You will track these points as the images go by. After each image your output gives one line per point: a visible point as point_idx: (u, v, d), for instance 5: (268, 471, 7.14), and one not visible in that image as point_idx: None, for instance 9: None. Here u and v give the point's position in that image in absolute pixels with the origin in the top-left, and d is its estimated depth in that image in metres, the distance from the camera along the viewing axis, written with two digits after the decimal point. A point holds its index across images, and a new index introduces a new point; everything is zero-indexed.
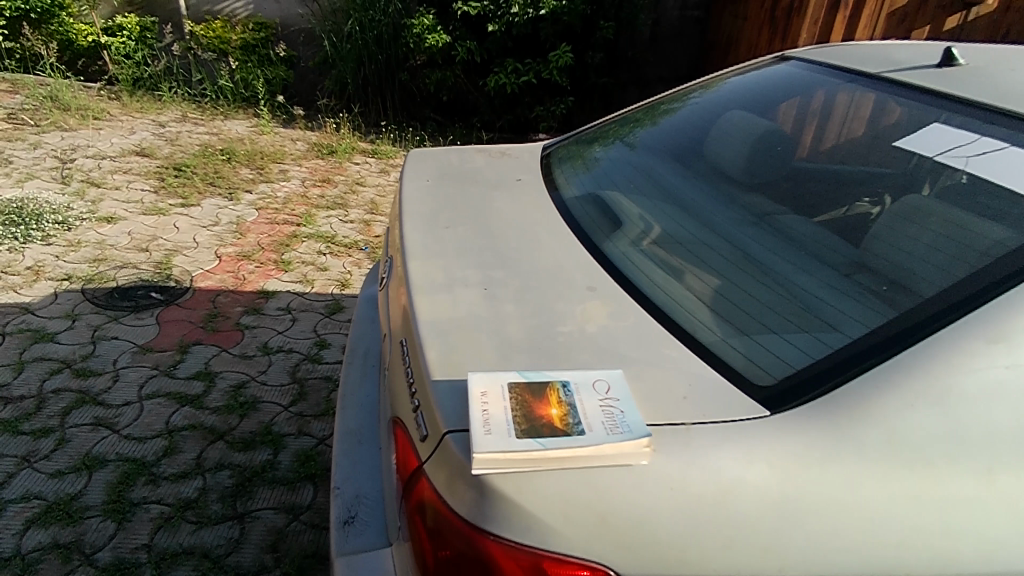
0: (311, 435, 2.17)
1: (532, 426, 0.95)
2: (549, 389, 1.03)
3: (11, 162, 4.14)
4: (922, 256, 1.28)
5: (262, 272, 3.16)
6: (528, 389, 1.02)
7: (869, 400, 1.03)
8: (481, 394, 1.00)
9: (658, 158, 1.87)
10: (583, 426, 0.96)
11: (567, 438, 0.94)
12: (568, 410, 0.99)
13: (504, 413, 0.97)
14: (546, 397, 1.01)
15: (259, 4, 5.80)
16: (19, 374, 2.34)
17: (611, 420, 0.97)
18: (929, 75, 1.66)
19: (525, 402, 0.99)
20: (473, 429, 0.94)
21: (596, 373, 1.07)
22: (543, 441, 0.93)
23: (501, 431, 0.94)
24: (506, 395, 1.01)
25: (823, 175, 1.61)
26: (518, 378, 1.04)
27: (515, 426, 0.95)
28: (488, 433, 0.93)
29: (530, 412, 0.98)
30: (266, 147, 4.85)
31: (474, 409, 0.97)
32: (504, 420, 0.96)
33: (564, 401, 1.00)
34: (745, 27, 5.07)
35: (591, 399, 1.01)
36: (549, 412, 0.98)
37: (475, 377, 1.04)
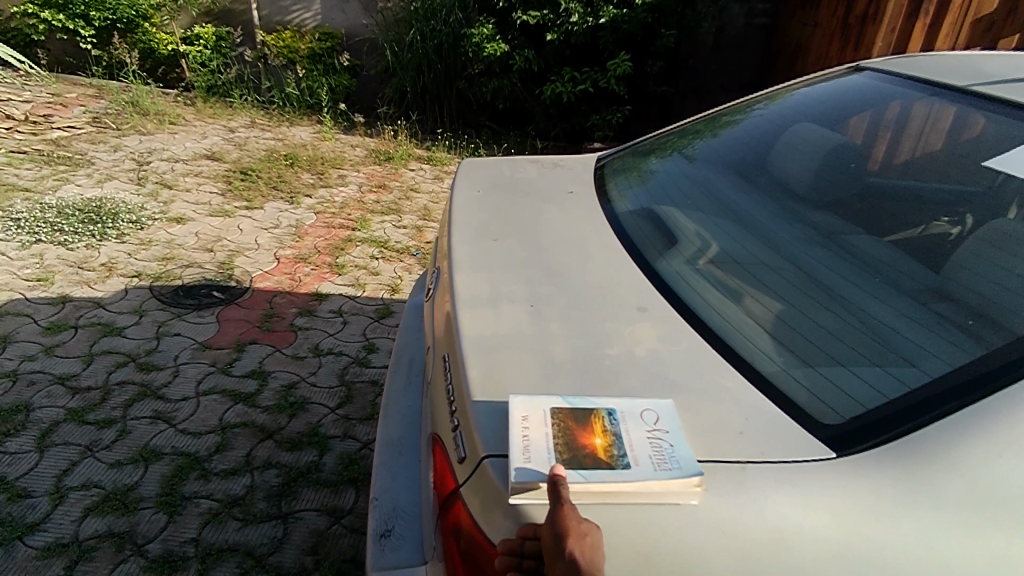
0: (355, 439, 2.19)
1: (574, 457, 0.92)
2: (593, 416, 0.98)
3: (93, 164, 4.40)
4: (1012, 288, 1.17)
5: (317, 274, 3.24)
6: (572, 415, 0.98)
7: (948, 445, 0.94)
8: (522, 418, 0.98)
9: (717, 172, 1.80)
10: (628, 460, 0.92)
11: (609, 473, 0.90)
12: (613, 441, 0.95)
13: (546, 440, 0.94)
14: (590, 425, 0.97)
15: (326, 15, 6.00)
16: (88, 366, 2.46)
17: (661, 455, 0.93)
18: (1020, 89, 1.54)
19: (568, 430, 0.96)
20: (512, 455, 0.92)
21: (643, 403, 1.02)
22: (586, 475, 0.89)
23: (541, 462, 0.91)
24: (548, 420, 0.97)
25: (898, 195, 1.51)
26: (562, 403, 1.01)
27: (556, 456, 0.92)
28: (527, 461, 0.91)
29: (575, 441, 0.94)
30: (327, 152, 4.99)
31: (514, 433, 0.95)
32: (545, 449, 0.93)
33: (609, 430, 0.96)
34: (816, 35, 4.87)
35: (638, 429, 0.97)
36: (593, 441, 0.94)
37: (516, 400, 1.01)
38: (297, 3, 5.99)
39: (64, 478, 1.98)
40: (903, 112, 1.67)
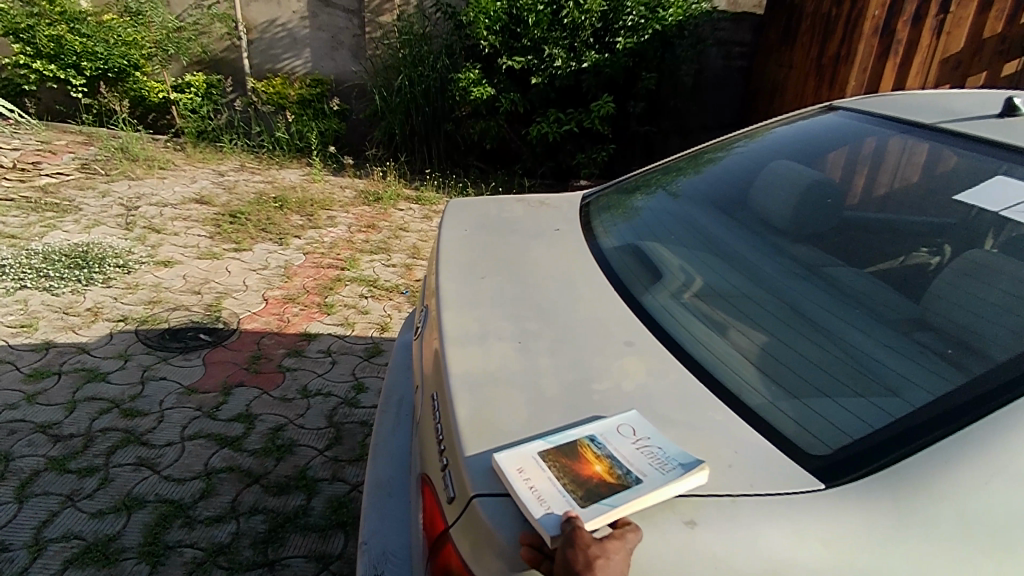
0: (344, 481, 2.16)
1: (588, 491, 0.92)
2: (580, 447, 0.99)
3: (81, 210, 4.41)
4: (989, 317, 1.20)
5: (306, 315, 3.23)
6: (561, 453, 0.97)
7: (937, 474, 0.94)
8: (518, 471, 0.94)
9: (700, 207, 1.84)
10: (632, 472, 0.95)
11: (628, 491, 0.92)
12: (611, 462, 0.97)
13: (550, 484, 0.92)
14: (582, 454, 0.98)
15: (316, 63, 6.15)
16: (71, 413, 2.42)
17: (656, 457, 0.97)
18: (988, 126, 1.60)
19: (563, 464, 0.96)
20: (529, 509, 0.89)
21: (614, 420, 1.05)
22: (610, 501, 0.90)
23: (559, 506, 0.89)
24: (542, 464, 0.95)
25: (875, 228, 1.55)
26: (543, 443, 0.99)
27: (570, 496, 0.91)
28: (547, 510, 0.89)
29: (577, 474, 0.94)
30: (316, 194, 5.04)
31: (519, 490, 0.91)
32: (555, 493, 0.91)
33: (601, 455, 0.98)
34: (791, 75, 5.05)
35: (624, 445, 1.00)
36: (593, 469, 0.96)
37: (501, 457, 0.97)
38: (287, 51, 6.14)
39: (43, 530, 1.92)
40: (879, 148, 1.72)
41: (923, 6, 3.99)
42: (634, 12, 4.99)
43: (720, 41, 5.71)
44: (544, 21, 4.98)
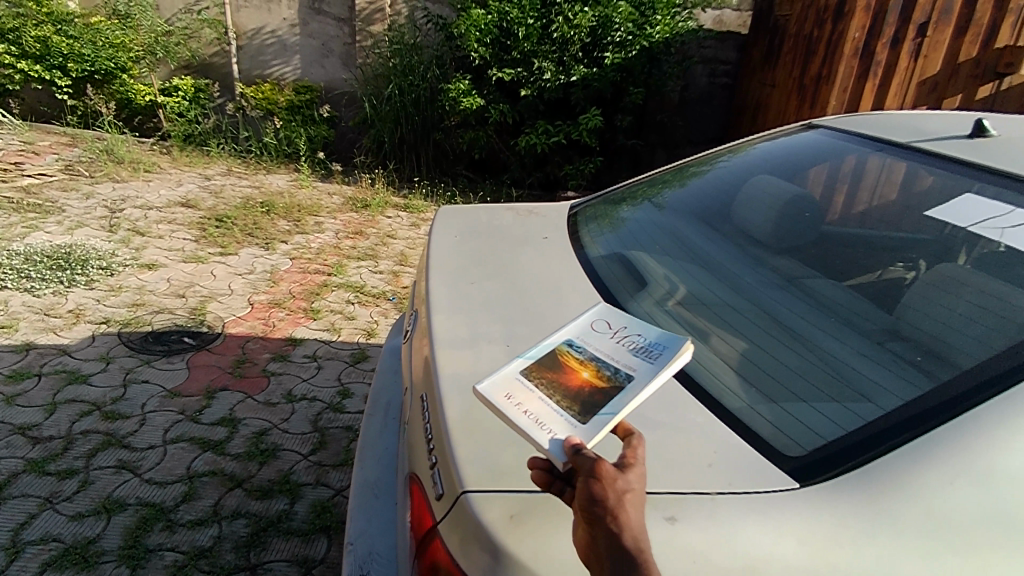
0: (328, 486, 2.15)
1: (584, 404, 0.90)
2: (564, 360, 0.99)
3: (64, 211, 4.36)
4: (957, 327, 1.24)
5: (291, 319, 3.22)
6: (547, 370, 0.97)
7: (905, 475, 0.98)
8: (508, 397, 0.92)
9: (684, 219, 1.88)
10: (622, 369, 0.96)
11: (622, 391, 0.91)
12: (598, 367, 0.97)
13: (541, 403, 0.91)
14: (567, 364, 0.99)
15: (306, 70, 6.18)
16: (50, 415, 2.38)
17: (639, 347, 1.00)
18: (959, 146, 1.65)
19: (550, 378, 0.96)
20: (531, 435, 0.86)
21: (591, 324, 1.09)
22: (607, 409, 0.88)
23: (559, 429, 0.86)
24: (531, 387, 0.94)
25: (852, 242, 1.60)
26: (524, 361, 1.00)
27: (568, 415, 0.89)
28: (551, 436, 0.85)
29: (566, 383, 0.94)
30: (303, 200, 5.03)
31: (515, 418, 0.88)
32: (551, 414, 0.89)
33: (586, 359, 0.99)
34: (774, 94, 5.16)
35: (606, 346, 1.02)
36: (581, 375, 0.96)
37: (486, 387, 0.94)
38: (277, 57, 6.15)
39: (22, 532, 1.90)
40: (859, 165, 1.78)
41: (901, 29, 4.12)
42: (623, 28, 5.06)
43: (706, 59, 5.83)
44: (534, 34, 5.04)
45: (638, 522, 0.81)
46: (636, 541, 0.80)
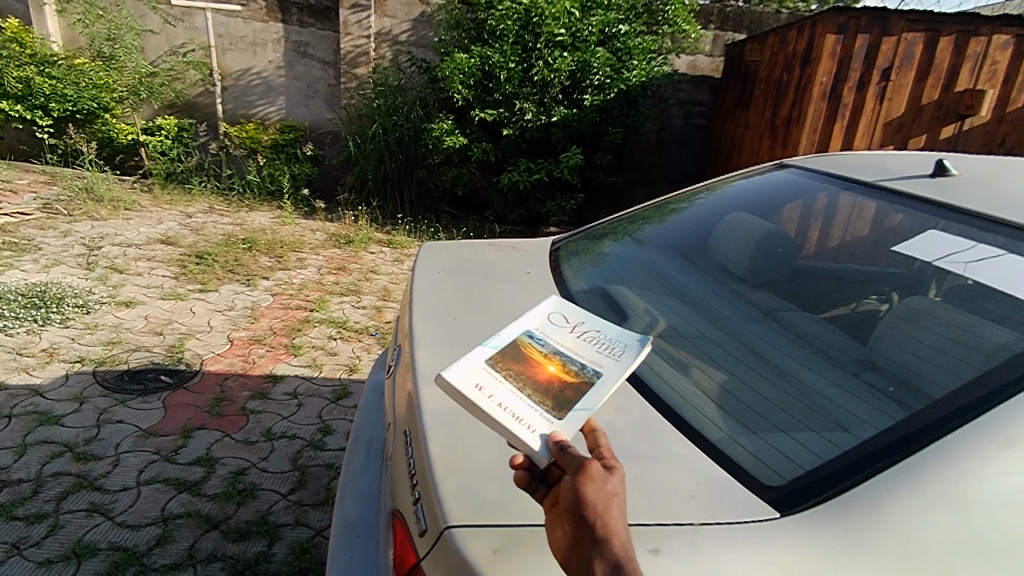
0: (308, 526, 2.10)
1: (558, 400, 0.91)
2: (528, 353, 1.01)
3: (40, 249, 4.31)
4: (928, 358, 1.27)
5: (272, 356, 3.19)
6: (514, 361, 0.98)
7: (882, 502, 0.98)
8: (478, 389, 0.90)
9: (664, 254, 1.92)
10: (588, 365, 0.99)
11: (593, 387, 0.94)
12: (563, 361, 0.99)
13: (513, 396, 0.90)
14: (532, 357, 1.00)
15: (291, 110, 6.28)
16: (19, 457, 2.30)
17: (601, 343, 1.04)
18: (922, 185, 1.72)
19: (518, 371, 0.95)
20: (509, 430, 0.85)
21: (548, 317, 1.12)
22: (582, 404, 0.90)
23: (539, 425, 0.86)
24: (501, 378, 0.93)
25: (825, 276, 1.64)
26: (488, 350, 1.00)
27: (544, 410, 0.89)
28: (533, 432, 0.85)
29: (535, 375, 0.95)
30: (286, 237, 5.03)
31: (493, 412, 0.86)
32: (527, 408, 0.88)
33: (550, 353, 1.01)
34: (747, 134, 5.34)
35: (566, 340, 1.05)
36: (548, 369, 0.97)
37: (453, 377, 0.91)
38: (262, 98, 6.24)
39: None
40: (831, 203, 1.84)
41: (866, 74, 4.29)
42: (601, 72, 5.22)
43: (681, 101, 6.04)
44: (515, 77, 5.19)
45: (622, 521, 0.84)
46: (622, 540, 0.82)
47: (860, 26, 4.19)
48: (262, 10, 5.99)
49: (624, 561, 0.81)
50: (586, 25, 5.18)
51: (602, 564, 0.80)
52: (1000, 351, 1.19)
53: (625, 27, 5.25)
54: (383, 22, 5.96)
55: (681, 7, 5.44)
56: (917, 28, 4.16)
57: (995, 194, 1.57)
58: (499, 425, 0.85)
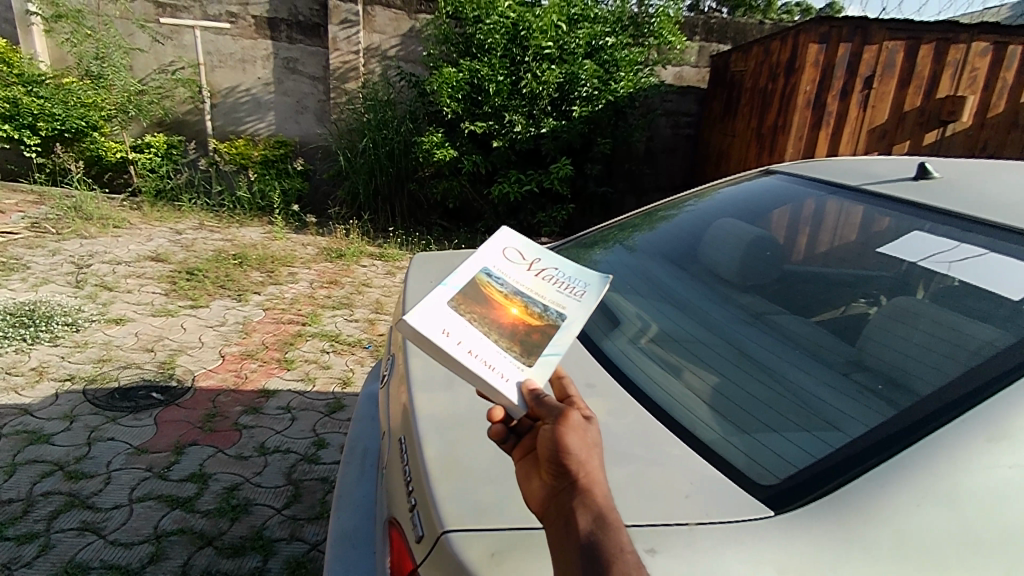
0: (303, 540, 2.08)
1: (525, 346, 0.96)
2: (489, 293, 1.02)
3: (29, 268, 4.27)
4: (916, 356, 1.29)
5: (264, 370, 3.17)
6: (477, 302, 0.99)
7: (874, 497, 0.99)
8: (446, 335, 0.91)
9: (654, 260, 1.94)
10: (551, 306, 1.04)
11: (559, 330, 1.01)
12: (526, 302, 1.03)
13: (481, 343, 0.93)
14: (493, 298, 1.01)
15: (281, 126, 6.30)
16: (9, 477, 2.28)
17: (561, 283, 1.10)
18: (906, 187, 1.75)
19: (483, 314, 0.97)
20: (485, 379, 0.89)
21: (506, 252, 1.14)
22: (549, 349, 0.97)
23: (511, 373, 0.92)
24: (467, 323, 0.95)
25: (814, 280, 1.67)
26: (449, 291, 0.99)
27: (513, 357, 0.94)
28: (507, 380, 0.91)
29: (500, 319, 0.98)
30: (277, 251, 5.02)
31: (467, 362, 0.89)
32: (497, 355, 0.93)
33: (510, 294, 1.04)
34: (734, 142, 5.40)
35: (527, 280, 1.08)
36: (511, 312, 1.00)
37: (417, 323, 0.90)
38: (251, 114, 6.26)
39: None
40: (817, 207, 1.87)
41: (849, 82, 4.36)
42: (588, 84, 5.28)
43: (668, 112, 6.11)
44: (504, 90, 5.23)
45: (603, 475, 0.87)
46: (603, 490, 0.85)
47: (842, 36, 4.27)
48: (251, 27, 6.02)
49: (605, 508, 0.83)
50: (573, 38, 5.25)
51: (583, 508, 0.82)
52: (986, 348, 1.21)
53: (611, 40, 5.32)
54: (372, 37, 6.00)
55: (666, 19, 5.52)
56: (898, 36, 4.25)
57: (976, 195, 1.60)
58: (473, 374, 0.89)
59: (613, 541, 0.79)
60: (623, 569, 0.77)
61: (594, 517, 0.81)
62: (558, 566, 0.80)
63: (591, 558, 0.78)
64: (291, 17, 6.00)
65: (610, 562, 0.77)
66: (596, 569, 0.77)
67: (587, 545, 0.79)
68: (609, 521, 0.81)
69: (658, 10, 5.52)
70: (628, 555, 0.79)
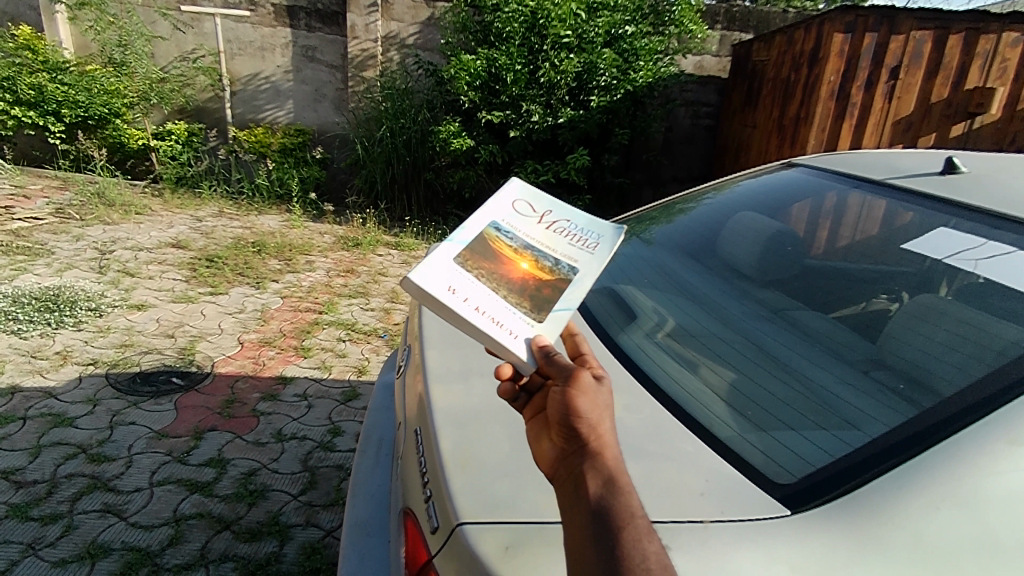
0: (318, 526, 2.11)
1: (536, 303, 0.97)
2: (496, 249, 1.04)
3: (53, 253, 4.35)
4: (938, 355, 1.26)
5: (282, 358, 3.21)
6: (484, 257, 1.01)
7: (891, 500, 0.97)
8: (451, 292, 0.92)
9: (672, 254, 1.92)
10: (562, 260, 1.06)
11: (571, 284, 1.01)
12: (536, 257, 1.05)
13: (489, 300, 0.94)
14: (502, 253, 1.03)
15: (299, 114, 6.33)
16: (34, 458, 2.33)
17: (572, 236, 1.11)
18: (932, 182, 1.70)
19: (491, 270, 0.99)
20: (494, 337, 0.89)
21: (516, 206, 1.16)
22: (560, 304, 0.97)
23: (521, 330, 0.92)
24: (474, 279, 0.96)
25: (835, 275, 1.64)
26: (455, 247, 1.01)
27: (523, 313, 0.94)
28: (516, 337, 0.91)
29: (510, 274, 0.99)
30: (295, 240, 5.06)
31: (473, 318, 0.90)
32: (506, 312, 0.93)
33: (520, 248, 1.06)
34: (755, 133, 5.32)
35: (537, 235, 1.10)
36: (521, 266, 1.01)
37: (419, 281, 0.91)
38: (270, 102, 6.29)
39: None
40: (840, 202, 1.83)
41: (874, 73, 4.27)
42: (607, 73, 5.22)
43: (688, 102, 6.04)
44: (522, 79, 5.19)
45: (614, 439, 0.85)
46: (614, 455, 0.83)
47: (868, 25, 4.18)
48: (271, 15, 6.04)
49: (616, 472, 0.81)
50: (592, 27, 5.18)
51: (594, 472, 0.81)
52: (1012, 348, 1.18)
53: (631, 29, 5.25)
54: (390, 25, 5.99)
55: (688, 7, 5.44)
56: (926, 25, 4.15)
57: (1006, 192, 1.55)
58: (479, 331, 0.89)
59: (624, 506, 0.77)
60: (633, 534, 0.75)
61: (605, 480, 0.79)
62: (567, 530, 0.78)
63: (602, 521, 0.76)
64: (310, 5, 6.00)
65: (620, 525, 0.75)
66: (606, 532, 0.75)
67: (597, 509, 0.77)
68: (619, 486, 0.79)
69: None
70: (639, 520, 0.77)
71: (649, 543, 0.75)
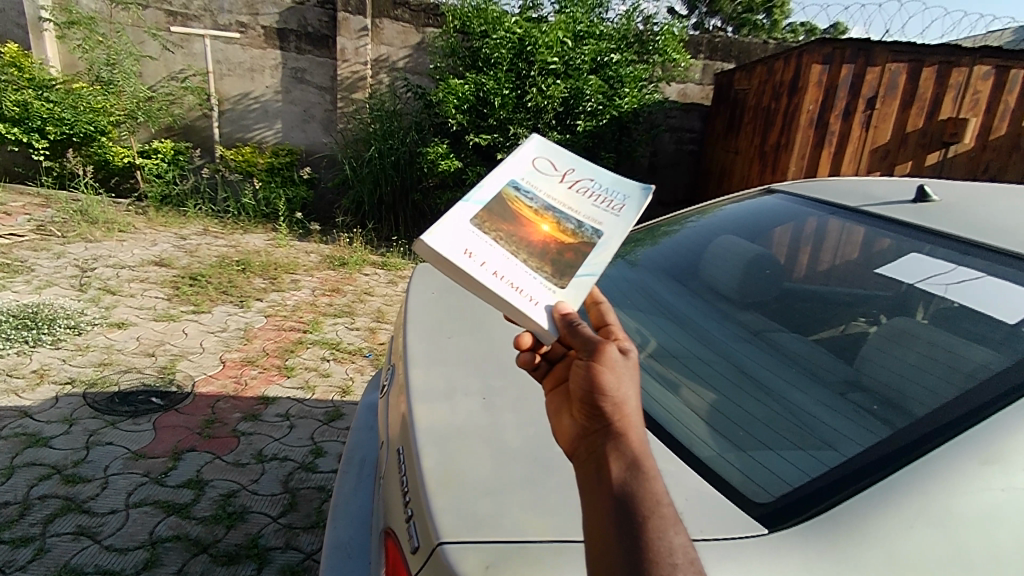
0: (298, 550, 2.08)
1: (558, 269, 0.98)
2: (516, 210, 1.05)
3: (33, 271, 4.30)
4: (911, 377, 1.29)
5: (264, 377, 3.18)
6: (504, 219, 1.02)
7: (866, 516, 0.99)
8: (470, 254, 0.93)
9: (657, 276, 1.94)
10: (585, 222, 1.06)
11: (594, 250, 1.02)
12: (558, 219, 1.05)
13: (507, 264, 0.95)
14: (522, 215, 1.04)
15: (287, 134, 6.37)
16: (7, 479, 2.28)
17: (596, 197, 1.11)
18: (905, 210, 1.76)
19: (510, 232, 1.00)
20: (512, 300, 0.90)
21: (537, 164, 1.16)
22: (583, 268, 0.98)
23: (543, 298, 0.93)
24: (491, 242, 0.97)
25: (812, 298, 1.67)
26: (472, 208, 1.02)
27: (544, 278, 0.96)
28: (536, 304, 0.92)
29: (531, 236, 1.00)
30: (281, 258, 5.05)
31: (491, 283, 0.91)
32: (525, 276, 0.94)
33: (540, 209, 1.06)
34: (737, 159, 5.42)
35: (559, 196, 1.10)
36: (542, 228, 1.03)
37: (435, 244, 0.92)
38: (259, 121, 6.32)
39: None
40: (820, 226, 1.87)
41: (851, 103, 4.40)
42: (593, 99, 5.33)
43: (672, 128, 6.19)
44: (510, 103, 5.27)
45: (639, 418, 0.85)
46: (640, 437, 0.83)
47: (845, 57, 4.31)
48: (261, 37, 6.09)
49: (640, 455, 0.81)
50: (579, 54, 5.30)
51: (617, 454, 0.81)
52: (979, 372, 1.21)
53: (616, 57, 5.39)
54: (380, 49, 6.06)
55: (671, 37, 5.58)
56: (900, 58, 4.30)
57: (975, 221, 1.60)
58: (499, 296, 0.90)
59: (647, 492, 0.77)
60: (657, 523, 0.75)
61: (628, 464, 0.80)
62: (588, 512, 0.79)
63: (624, 507, 0.76)
64: (301, 29, 6.07)
65: (644, 513, 0.76)
66: (628, 518, 0.76)
67: (620, 493, 0.77)
68: (643, 470, 0.79)
69: (663, 28, 5.58)
70: (664, 507, 0.77)
71: (676, 534, 0.75)
